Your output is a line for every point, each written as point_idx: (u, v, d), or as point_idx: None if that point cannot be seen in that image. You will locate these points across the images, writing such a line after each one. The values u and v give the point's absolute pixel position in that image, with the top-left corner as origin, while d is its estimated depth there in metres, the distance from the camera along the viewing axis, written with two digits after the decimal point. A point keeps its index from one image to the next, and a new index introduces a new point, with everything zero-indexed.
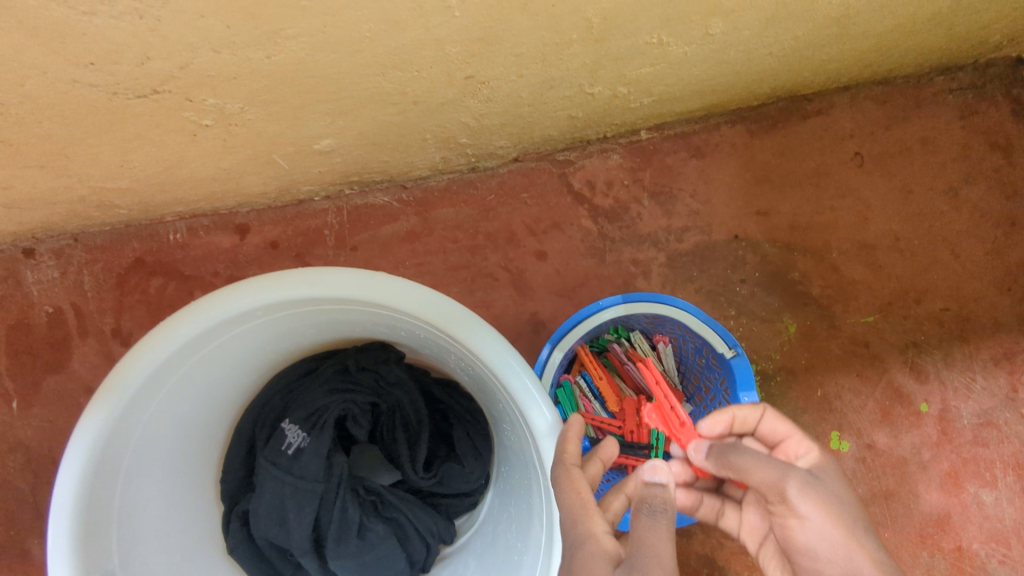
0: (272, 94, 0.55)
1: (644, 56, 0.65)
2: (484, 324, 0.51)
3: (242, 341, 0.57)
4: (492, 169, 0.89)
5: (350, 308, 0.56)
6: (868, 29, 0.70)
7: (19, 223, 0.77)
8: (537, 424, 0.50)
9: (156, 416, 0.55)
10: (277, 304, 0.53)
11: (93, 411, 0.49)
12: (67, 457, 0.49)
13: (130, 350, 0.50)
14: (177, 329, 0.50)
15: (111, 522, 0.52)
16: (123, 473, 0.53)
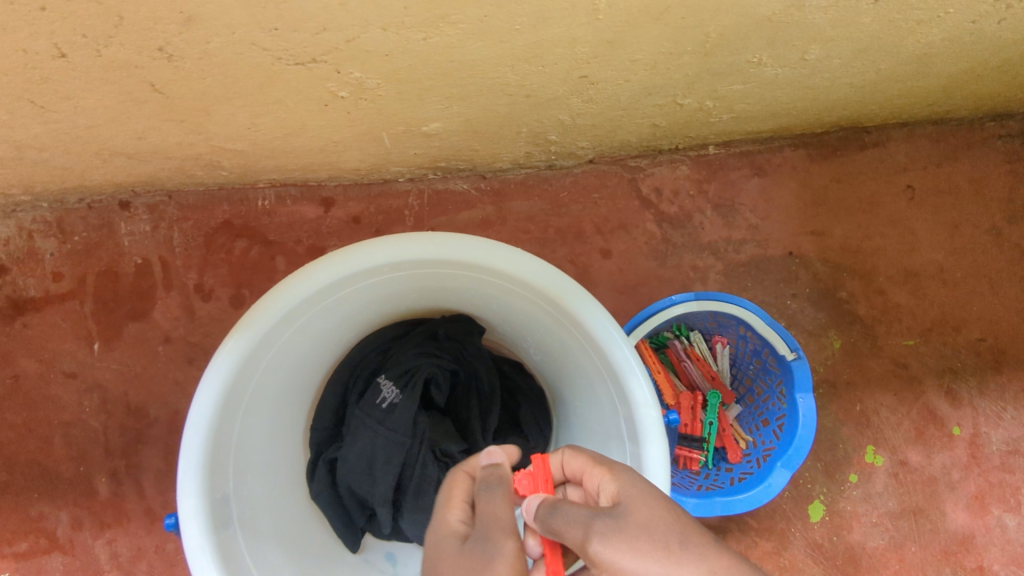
0: (410, 74, 0.60)
1: (740, 74, 0.70)
2: (592, 300, 0.56)
3: (358, 298, 0.62)
4: (568, 168, 0.94)
5: (462, 277, 0.61)
6: (942, 69, 0.75)
7: (128, 174, 0.81)
8: (635, 395, 0.55)
9: (277, 356, 0.60)
10: (403, 264, 0.57)
11: (234, 341, 0.55)
12: (207, 378, 0.54)
13: (270, 289, 0.55)
14: (314, 276, 0.55)
15: (231, 443, 0.57)
16: (245, 402, 0.58)
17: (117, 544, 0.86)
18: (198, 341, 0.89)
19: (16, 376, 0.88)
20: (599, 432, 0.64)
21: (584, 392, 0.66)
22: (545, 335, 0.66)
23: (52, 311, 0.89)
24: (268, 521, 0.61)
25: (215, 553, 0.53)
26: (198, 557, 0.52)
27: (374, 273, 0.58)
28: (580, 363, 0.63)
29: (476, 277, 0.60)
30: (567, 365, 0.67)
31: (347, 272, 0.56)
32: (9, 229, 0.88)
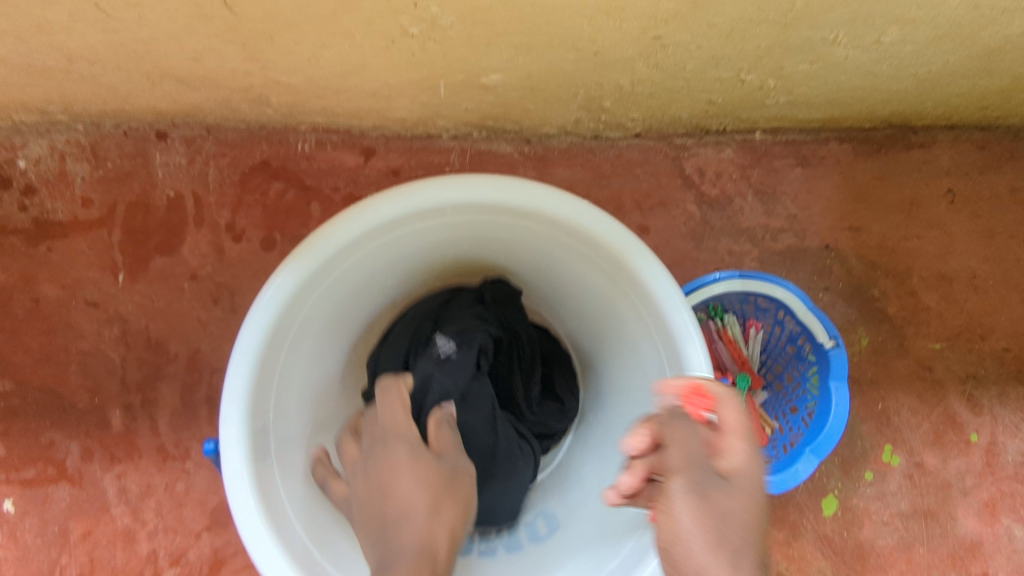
0: (487, 15, 0.59)
1: (810, 53, 0.69)
2: (655, 258, 0.55)
3: (411, 240, 0.60)
4: (613, 140, 0.93)
5: (520, 226, 0.59)
6: (1009, 70, 0.74)
7: (171, 101, 0.79)
8: (691, 358, 0.54)
9: (324, 293, 0.58)
10: (464, 206, 0.56)
11: (287, 270, 0.53)
12: (258, 307, 0.52)
13: (329, 219, 0.53)
14: (375, 210, 0.53)
15: (274, 377, 0.56)
16: (290, 337, 0.56)
17: (126, 479, 0.84)
18: (226, 281, 0.87)
19: (36, 300, 0.85)
20: (639, 398, 0.63)
21: (626, 357, 0.65)
22: (593, 296, 0.65)
23: (78, 237, 0.86)
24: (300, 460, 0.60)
25: (253, 485, 0.52)
26: (236, 487, 0.51)
27: (435, 212, 0.56)
28: (628, 326, 0.62)
29: (535, 227, 0.58)
30: (611, 328, 0.66)
31: (410, 208, 0.54)
32: (40, 148, 0.85)
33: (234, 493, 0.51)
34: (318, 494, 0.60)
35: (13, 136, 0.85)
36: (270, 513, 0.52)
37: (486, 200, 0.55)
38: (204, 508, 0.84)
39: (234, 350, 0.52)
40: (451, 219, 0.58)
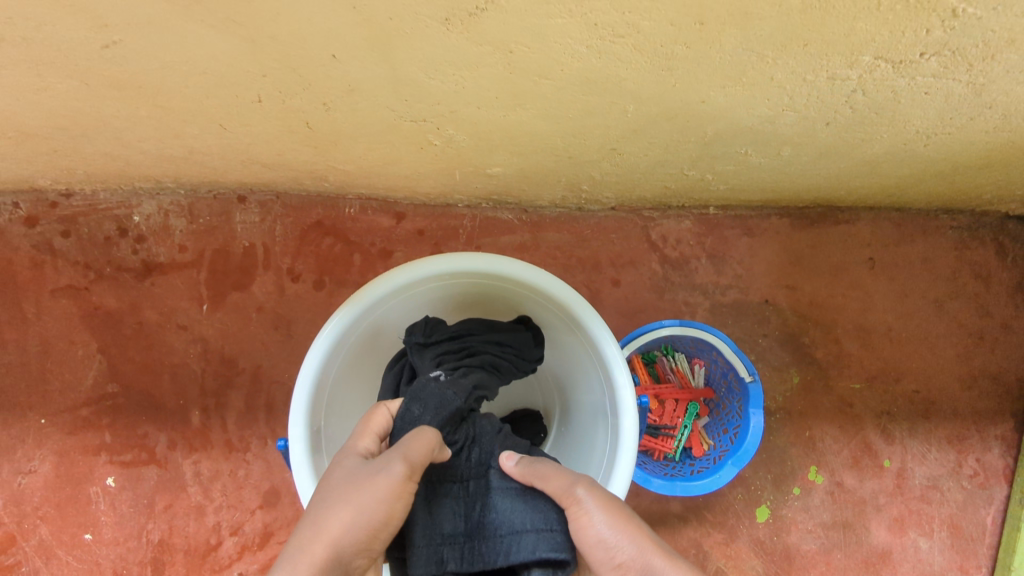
0: (489, 135, 0.83)
1: (732, 160, 0.92)
2: (594, 311, 0.78)
3: (425, 293, 0.83)
4: (594, 212, 1.17)
5: (503, 285, 0.82)
6: (893, 172, 0.96)
7: (255, 177, 1.04)
8: (618, 381, 0.76)
9: (359, 333, 0.81)
10: (462, 272, 0.79)
11: (336, 318, 0.76)
12: (315, 344, 0.75)
13: (366, 283, 0.77)
14: (399, 274, 0.77)
15: (323, 394, 0.78)
16: (336, 364, 0.79)
17: (200, 465, 1.08)
18: (285, 313, 1.11)
19: (140, 323, 1.10)
20: (591, 414, 0.85)
21: (582, 382, 0.87)
22: (557, 337, 0.88)
23: (175, 275, 1.11)
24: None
25: (311, 468, 0.74)
26: (300, 472, 0.73)
27: (442, 275, 0.79)
28: (581, 359, 0.84)
29: (514, 286, 0.82)
30: (571, 362, 0.88)
31: (424, 272, 0.78)
32: (151, 207, 1.11)
33: (299, 477, 0.73)
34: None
35: (132, 197, 1.11)
36: None
37: (479, 267, 0.79)
38: (258, 490, 1.07)
39: (298, 375, 0.75)
40: (452, 281, 0.82)
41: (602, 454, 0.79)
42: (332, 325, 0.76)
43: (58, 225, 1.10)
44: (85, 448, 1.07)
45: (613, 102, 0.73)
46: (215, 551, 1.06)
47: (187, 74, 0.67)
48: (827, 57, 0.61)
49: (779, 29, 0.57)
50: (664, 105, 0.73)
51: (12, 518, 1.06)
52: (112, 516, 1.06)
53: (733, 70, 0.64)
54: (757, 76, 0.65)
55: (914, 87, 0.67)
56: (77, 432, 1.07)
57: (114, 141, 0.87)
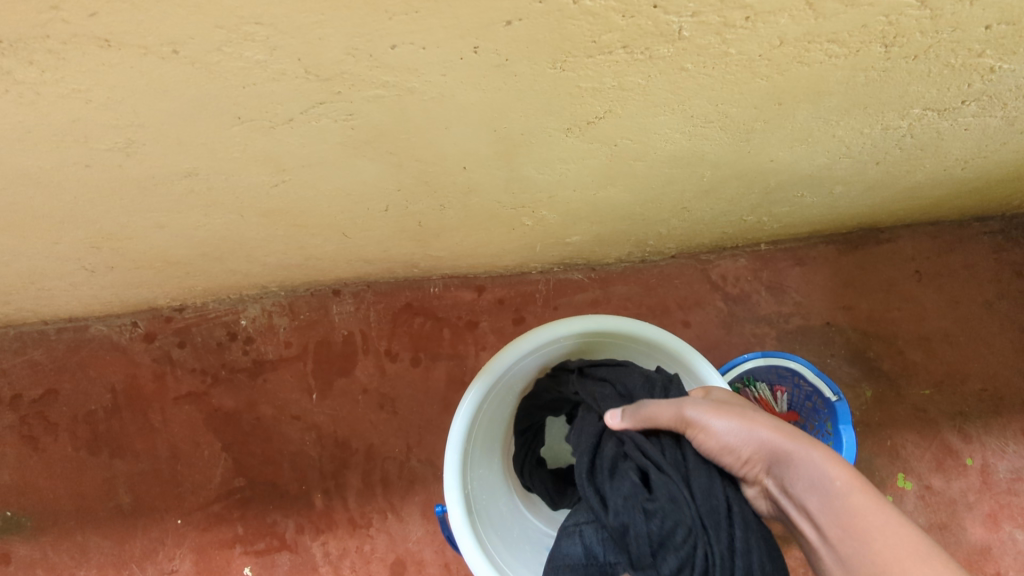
0: (576, 211, 0.94)
1: (788, 202, 1.02)
2: (701, 356, 0.84)
3: (543, 358, 0.91)
4: (656, 262, 1.27)
5: (612, 341, 0.90)
6: (932, 193, 1.06)
7: (353, 272, 1.15)
8: None
9: (491, 401, 0.89)
10: (576, 334, 0.87)
11: (472, 390, 0.84)
12: (458, 416, 0.83)
13: (494, 355, 0.85)
14: (522, 343, 0.85)
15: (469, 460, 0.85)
16: (476, 431, 0.86)
17: (328, 544, 1.15)
18: (388, 392, 1.20)
19: (257, 418, 1.19)
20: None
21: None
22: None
23: (284, 369, 1.21)
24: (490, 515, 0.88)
25: (471, 530, 0.81)
26: (461, 535, 0.80)
27: (558, 338, 0.87)
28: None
29: (622, 340, 0.89)
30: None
31: (543, 337, 0.86)
32: (256, 310, 1.22)
33: (462, 542, 0.80)
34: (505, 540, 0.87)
35: (239, 303, 1.22)
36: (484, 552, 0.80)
37: (589, 327, 0.87)
38: (385, 563, 1.14)
39: (448, 445, 0.83)
40: (565, 343, 0.90)
41: None
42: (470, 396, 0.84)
43: (174, 337, 1.21)
44: (220, 542, 1.15)
45: (692, 171, 0.83)
46: None
47: (334, 196, 0.79)
48: (883, 114, 0.72)
49: (844, 99, 0.67)
50: (737, 167, 0.84)
51: None
52: None
53: (800, 134, 0.75)
54: (821, 135, 0.76)
55: (955, 126, 0.78)
56: (211, 527, 1.15)
57: (244, 258, 0.99)
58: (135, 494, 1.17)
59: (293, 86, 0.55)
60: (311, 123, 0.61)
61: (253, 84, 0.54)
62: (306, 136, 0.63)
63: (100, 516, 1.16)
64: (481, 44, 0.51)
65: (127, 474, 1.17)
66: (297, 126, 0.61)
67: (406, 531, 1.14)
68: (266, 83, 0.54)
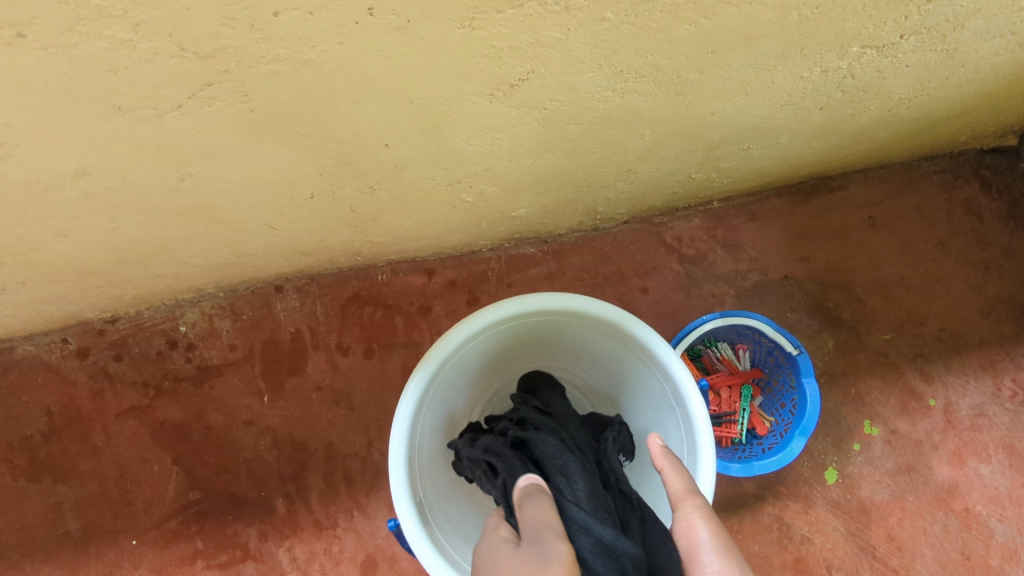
0: (516, 182, 0.90)
1: (735, 156, 0.99)
2: (638, 320, 0.81)
3: (480, 345, 0.87)
4: (609, 229, 1.23)
5: (547, 318, 0.87)
6: (879, 136, 1.04)
7: (292, 266, 1.09)
8: (677, 376, 0.79)
9: (429, 401, 0.84)
10: (510, 316, 0.83)
11: (407, 392, 0.79)
12: (396, 421, 0.78)
13: (426, 350, 0.80)
14: (452, 334, 0.81)
15: (414, 466, 0.81)
16: (418, 435, 0.82)
17: (294, 550, 1.10)
18: (343, 387, 1.15)
19: (208, 427, 1.13)
20: (656, 414, 0.88)
21: (639, 387, 0.90)
22: (606, 353, 0.91)
23: (230, 373, 1.15)
24: (446, 517, 0.84)
25: (428, 538, 0.76)
26: (419, 544, 0.76)
27: (489, 325, 0.83)
28: (636, 366, 0.88)
29: (556, 316, 0.86)
30: (624, 373, 0.91)
31: (473, 326, 0.81)
32: (195, 314, 1.15)
33: (420, 551, 0.75)
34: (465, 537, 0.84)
35: (175, 309, 1.15)
36: (444, 557, 0.76)
37: (523, 308, 0.83)
38: (355, 562, 1.10)
39: (390, 454, 0.78)
40: (500, 327, 0.86)
41: (683, 449, 0.81)
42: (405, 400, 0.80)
43: (110, 351, 1.14)
44: (180, 559, 1.10)
45: (632, 131, 0.80)
46: None
47: (250, 187, 0.73)
48: (821, 55, 0.69)
49: (779, 42, 0.64)
50: (677, 123, 0.80)
51: None
52: None
53: (739, 83, 0.72)
54: (759, 82, 0.73)
55: (896, 63, 0.75)
56: (169, 545, 1.10)
57: (170, 261, 0.93)
58: (84, 518, 1.11)
59: (171, 67, 0.49)
60: (204, 107, 0.55)
61: (125, 67, 0.48)
62: (202, 124, 0.57)
63: (49, 545, 1.10)
64: (375, 4, 0.46)
65: (74, 498, 1.11)
66: (188, 112, 0.55)
67: (374, 527, 1.10)
68: (139, 66, 0.48)
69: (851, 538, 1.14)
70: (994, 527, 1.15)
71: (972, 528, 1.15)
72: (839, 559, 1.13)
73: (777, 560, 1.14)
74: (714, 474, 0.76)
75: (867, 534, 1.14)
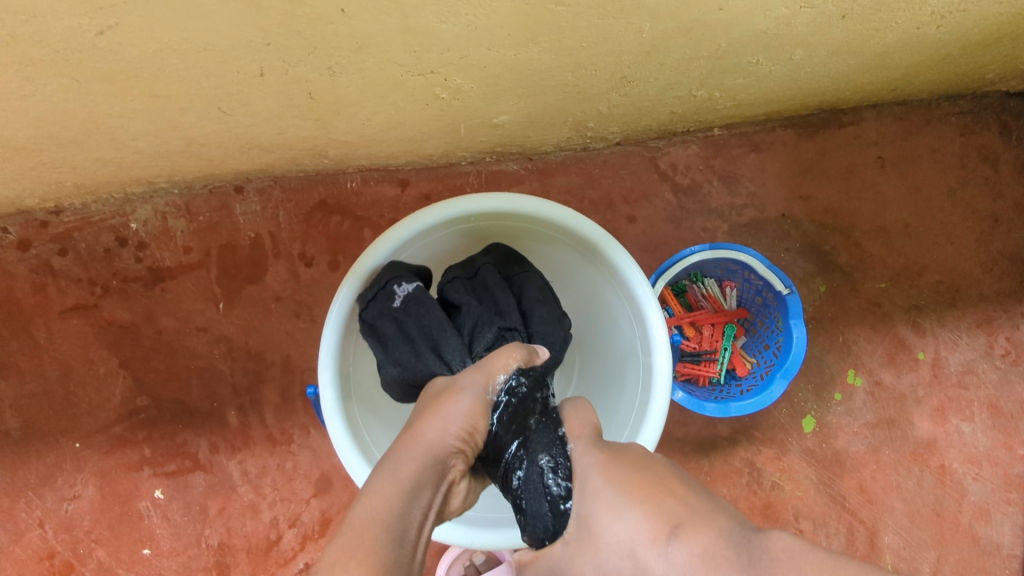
0: (496, 80, 0.80)
1: (743, 72, 0.90)
2: (622, 248, 0.77)
3: (446, 238, 0.82)
4: (599, 150, 1.14)
5: (525, 225, 0.81)
6: (903, 62, 0.95)
7: (251, 163, 1.00)
8: (650, 318, 0.76)
9: (385, 277, 0.79)
10: (485, 213, 0.77)
11: (364, 259, 0.74)
12: (346, 282, 0.74)
13: (391, 226, 0.75)
14: (423, 216, 0.75)
15: (351, 336, 0.77)
16: (363, 305, 0.78)
17: (246, 463, 1.06)
18: (304, 299, 1.08)
19: (158, 331, 1.07)
20: (615, 350, 0.85)
21: (605, 322, 0.86)
22: (579, 280, 0.87)
23: (184, 277, 1.08)
24: (369, 401, 0.81)
25: (342, 412, 0.73)
26: (331, 416, 0.73)
27: (465, 216, 0.77)
28: (608, 301, 0.83)
29: (534, 224, 0.80)
30: (591, 306, 0.87)
31: (447, 213, 0.75)
32: (147, 211, 1.07)
33: (330, 422, 0.73)
34: (386, 428, 0.81)
35: (126, 204, 1.07)
36: (355, 438, 0.74)
37: (500, 206, 0.76)
38: (309, 480, 1.05)
39: (327, 316, 0.74)
40: (473, 223, 0.80)
41: (637, 391, 0.79)
42: (362, 267, 0.75)
43: (53, 245, 1.06)
44: (126, 466, 1.05)
45: (629, 23, 0.70)
46: (277, 545, 1.05)
47: (186, 53, 0.64)
48: None
49: None
50: (681, 19, 0.71)
51: (65, 546, 1.04)
52: (167, 527, 1.05)
53: None
54: None
55: None
56: (114, 450, 1.06)
57: (107, 142, 0.84)
58: (25, 418, 1.06)
59: None
60: None
61: None
62: None
63: None
64: None
65: (14, 397, 1.06)
66: None
67: (329, 446, 1.06)
68: None
69: (822, 488, 1.11)
70: (968, 485, 1.12)
71: (945, 485, 1.12)
72: (807, 507, 1.11)
73: (743, 504, 1.11)
74: (661, 425, 0.74)
75: (839, 485, 1.11)
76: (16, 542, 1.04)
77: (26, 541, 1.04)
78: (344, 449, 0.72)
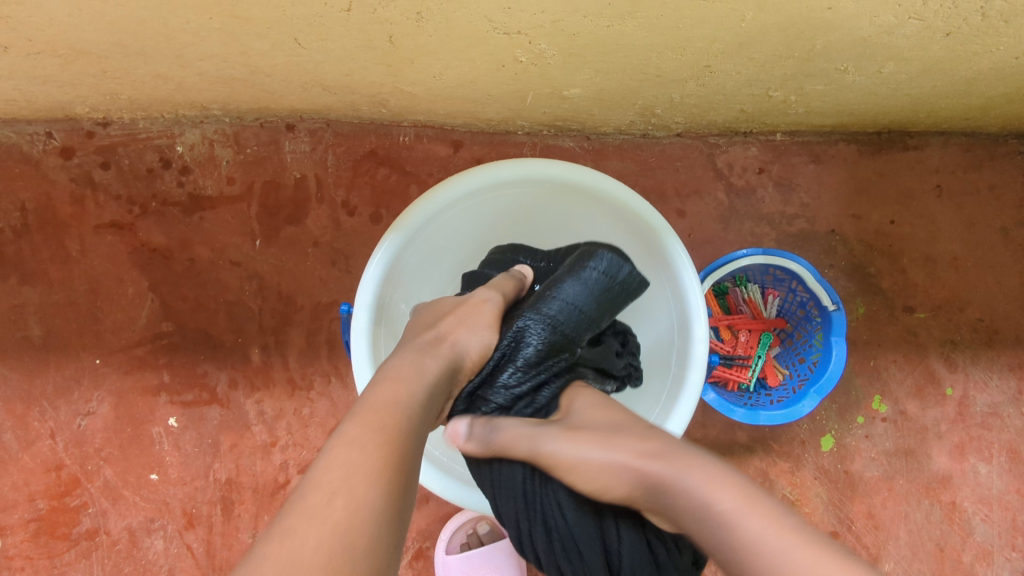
0: (579, 50, 0.78)
1: (825, 78, 0.87)
2: (688, 257, 0.75)
3: (511, 198, 0.81)
4: (658, 139, 1.12)
5: (592, 207, 0.80)
6: (986, 90, 0.92)
7: (309, 102, 0.98)
8: (694, 332, 0.74)
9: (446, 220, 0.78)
10: (562, 180, 0.76)
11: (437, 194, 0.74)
12: (410, 210, 0.73)
13: (471, 167, 0.74)
14: (503, 167, 0.74)
15: (400, 263, 0.76)
16: (419, 238, 0.77)
17: (264, 404, 1.05)
18: (341, 248, 1.06)
19: (191, 259, 1.06)
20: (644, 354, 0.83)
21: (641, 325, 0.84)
22: None
23: (224, 209, 1.06)
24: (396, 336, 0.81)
25: (369, 336, 0.73)
26: (358, 336, 0.73)
27: (542, 180, 0.77)
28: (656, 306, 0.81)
29: (604, 206, 0.79)
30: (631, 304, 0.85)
31: (524, 171, 0.75)
32: (195, 136, 1.05)
33: (357, 339, 0.73)
34: None
35: (175, 126, 1.04)
36: (376, 364, 0.74)
37: (579, 177, 0.75)
38: (324, 428, 1.05)
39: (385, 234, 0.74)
40: (543, 189, 0.79)
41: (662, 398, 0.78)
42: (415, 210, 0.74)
43: (97, 157, 1.04)
44: (143, 389, 1.05)
45: (732, 10, 0.68)
46: (284, 488, 1.04)
47: None
48: None
49: None
50: (785, 12, 0.69)
51: (74, 460, 1.04)
52: (177, 456, 1.04)
53: None
54: None
55: None
56: (133, 372, 1.05)
57: (173, 59, 0.82)
58: (49, 327, 1.05)
59: None
60: None
61: None
62: None
63: (7, 346, 1.05)
64: None
65: (40, 304, 1.05)
66: None
67: (349, 399, 1.04)
68: None
69: (830, 508, 1.11)
70: (975, 525, 1.12)
71: (953, 522, 1.11)
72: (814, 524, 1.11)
73: None
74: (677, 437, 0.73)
75: (848, 507, 1.11)
76: (26, 449, 1.04)
77: (35, 450, 1.04)
78: (363, 370, 0.72)
